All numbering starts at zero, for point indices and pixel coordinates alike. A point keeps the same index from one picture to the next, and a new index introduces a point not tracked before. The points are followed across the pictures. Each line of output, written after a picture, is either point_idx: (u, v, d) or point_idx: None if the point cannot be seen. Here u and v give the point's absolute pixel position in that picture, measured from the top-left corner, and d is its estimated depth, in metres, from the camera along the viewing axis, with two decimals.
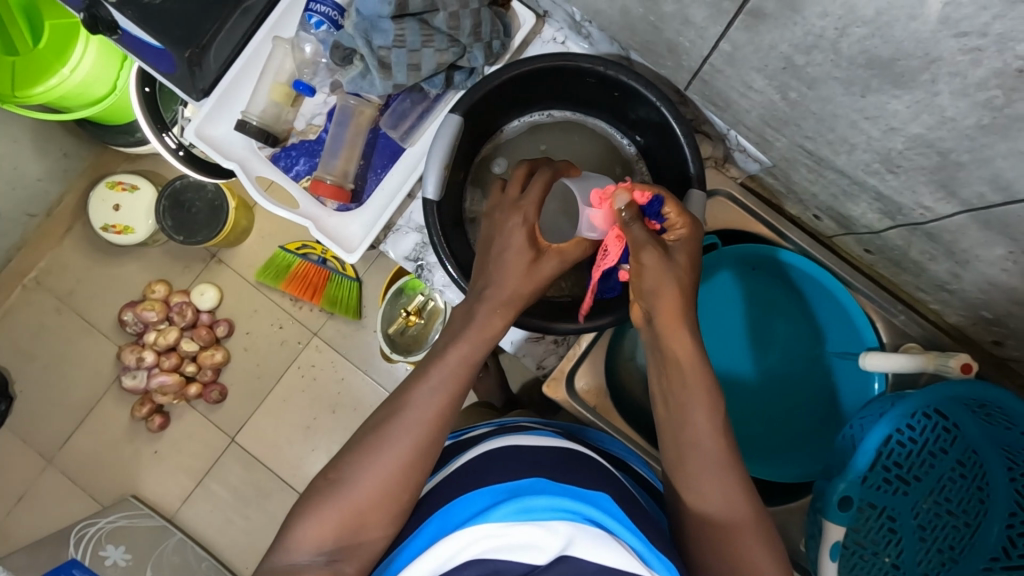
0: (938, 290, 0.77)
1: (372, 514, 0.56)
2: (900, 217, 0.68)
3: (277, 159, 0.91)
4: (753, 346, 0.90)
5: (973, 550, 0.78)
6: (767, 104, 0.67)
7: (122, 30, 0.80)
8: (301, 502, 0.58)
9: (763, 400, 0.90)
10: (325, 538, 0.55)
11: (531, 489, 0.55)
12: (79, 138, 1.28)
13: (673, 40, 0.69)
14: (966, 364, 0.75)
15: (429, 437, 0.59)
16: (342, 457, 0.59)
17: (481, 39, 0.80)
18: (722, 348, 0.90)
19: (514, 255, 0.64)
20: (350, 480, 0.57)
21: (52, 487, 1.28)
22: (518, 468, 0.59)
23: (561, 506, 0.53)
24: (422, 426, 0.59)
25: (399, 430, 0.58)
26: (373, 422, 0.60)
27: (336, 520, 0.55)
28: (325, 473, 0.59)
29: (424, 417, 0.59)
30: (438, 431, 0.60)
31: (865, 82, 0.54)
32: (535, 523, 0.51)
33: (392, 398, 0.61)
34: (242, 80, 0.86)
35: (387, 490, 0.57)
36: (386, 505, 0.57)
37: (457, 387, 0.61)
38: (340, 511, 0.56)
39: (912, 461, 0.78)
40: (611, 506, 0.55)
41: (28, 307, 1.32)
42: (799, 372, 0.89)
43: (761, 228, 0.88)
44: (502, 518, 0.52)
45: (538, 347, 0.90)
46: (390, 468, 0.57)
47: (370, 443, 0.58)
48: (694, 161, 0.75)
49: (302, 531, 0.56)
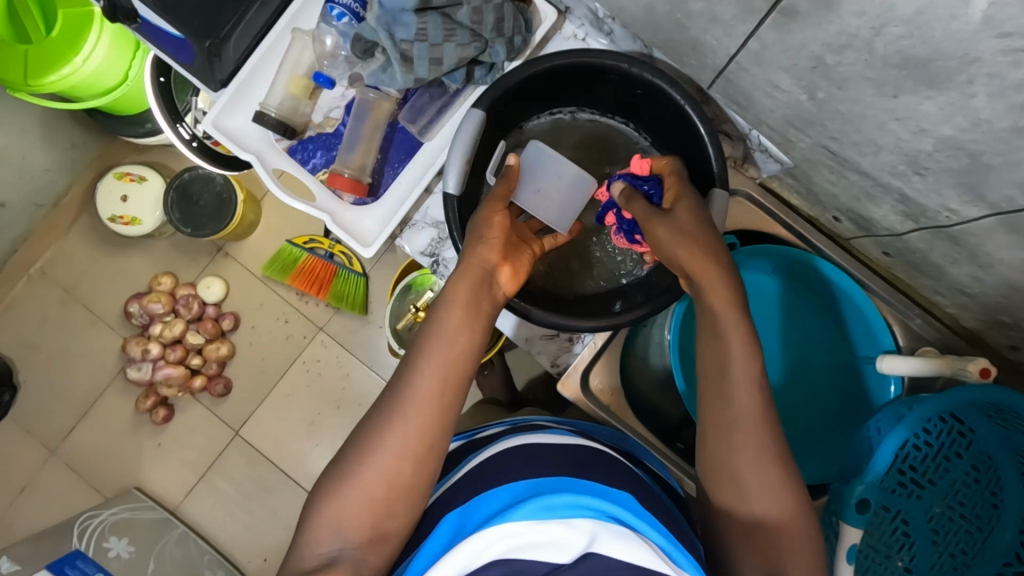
0: (957, 294, 0.77)
1: (385, 499, 0.56)
2: (923, 219, 0.68)
3: (294, 152, 0.90)
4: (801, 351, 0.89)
5: (983, 557, 0.77)
6: (793, 104, 0.67)
7: (142, 18, 0.79)
8: (315, 492, 0.58)
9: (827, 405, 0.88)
10: (341, 524, 0.55)
11: (552, 488, 0.55)
12: (87, 128, 1.27)
13: (698, 38, 0.68)
14: (985, 369, 0.74)
15: (428, 413, 0.59)
16: (348, 449, 0.59)
17: (503, 34, 0.79)
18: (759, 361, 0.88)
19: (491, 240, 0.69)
20: (357, 467, 0.57)
21: (54, 479, 1.28)
22: (537, 466, 0.59)
23: (582, 505, 0.53)
24: (420, 402, 0.59)
25: (403, 421, 0.58)
26: (374, 414, 0.60)
27: (351, 507, 0.55)
28: (333, 464, 0.59)
29: (423, 394, 0.59)
30: (444, 407, 0.60)
31: (899, 82, 0.53)
32: (559, 522, 0.51)
33: (394, 384, 0.61)
34: (259, 73, 0.85)
35: (394, 471, 0.57)
36: (398, 489, 0.57)
37: (454, 387, 0.61)
38: (352, 497, 0.56)
39: (928, 465, 0.79)
40: (628, 503, 0.55)
41: (32, 298, 1.31)
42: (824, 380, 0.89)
43: (780, 229, 0.87)
44: (525, 517, 0.51)
45: (552, 343, 0.88)
46: (395, 451, 0.57)
47: (374, 428, 0.58)
48: (717, 161, 0.74)
49: (318, 521, 0.56)
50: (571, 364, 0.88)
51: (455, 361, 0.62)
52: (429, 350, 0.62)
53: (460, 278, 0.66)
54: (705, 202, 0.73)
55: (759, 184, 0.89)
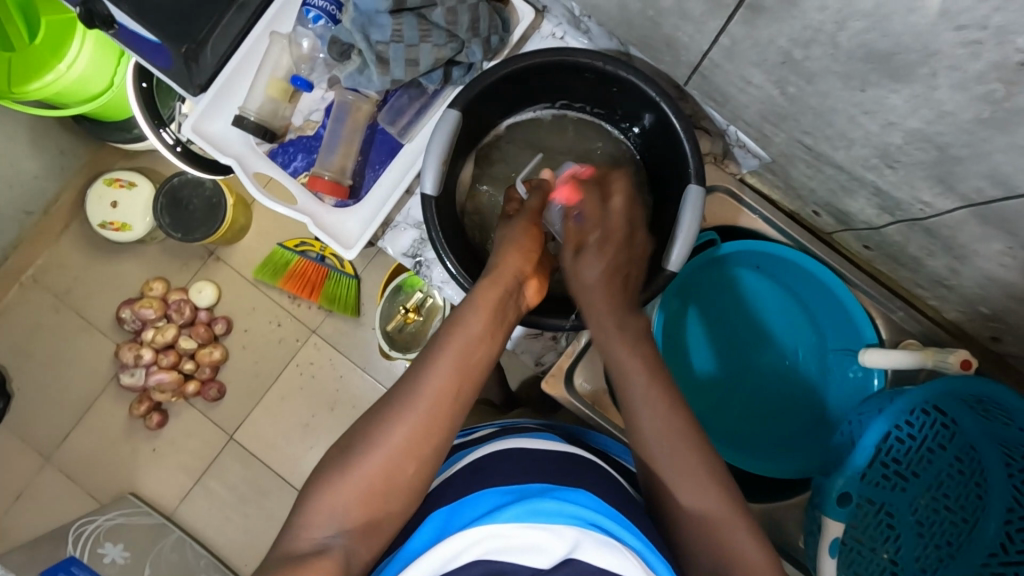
0: (936, 286, 0.77)
1: (383, 492, 0.56)
2: (898, 213, 0.68)
3: (275, 155, 0.91)
4: (762, 354, 0.91)
5: (970, 547, 0.78)
6: (766, 100, 0.67)
7: (119, 23, 0.79)
8: (312, 479, 0.58)
9: (784, 409, 0.90)
10: (337, 513, 0.55)
11: (540, 492, 0.54)
12: (75, 135, 1.27)
13: (671, 35, 0.69)
14: (965, 360, 0.74)
15: (441, 416, 0.59)
16: (353, 437, 0.59)
17: (479, 35, 0.79)
18: (707, 356, 0.91)
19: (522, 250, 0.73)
20: (358, 457, 0.57)
21: (50, 486, 1.28)
22: (527, 471, 0.59)
23: (569, 510, 0.52)
24: (437, 404, 0.59)
25: (408, 417, 0.58)
26: (377, 409, 0.60)
27: (350, 496, 0.55)
28: (335, 450, 0.59)
29: (439, 396, 0.59)
30: (457, 411, 0.60)
31: (864, 76, 0.54)
32: (541, 528, 0.51)
33: (403, 381, 0.61)
34: (237, 78, 0.86)
35: (396, 468, 0.57)
36: (397, 486, 0.57)
37: (465, 388, 0.61)
38: (351, 487, 0.56)
39: (910, 458, 0.79)
40: (613, 510, 0.55)
41: (26, 306, 1.32)
42: (780, 384, 0.90)
43: (760, 225, 0.88)
44: (512, 519, 0.51)
45: (537, 343, 0.89)
46: (398, 447, 0.57)
47: (381, 420, 0.58)
48: (693, 157, 0.74)
49: (313, 507, 0.55)
50: (555, 364, 0.88)
51: (464, 361, 0.62)
52: (443, 347, 0.62)
53: (491, 285, 0.68)
54: (681, 199, 0.74)
55: (739, 179, 0.89)
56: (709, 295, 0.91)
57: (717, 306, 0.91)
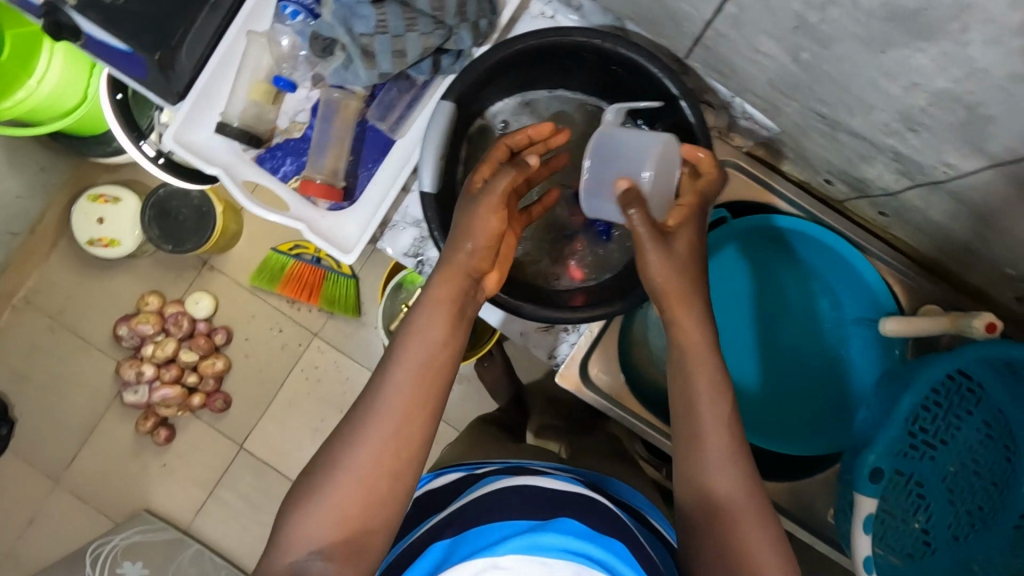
0: (960, 250, 0.75)
1: (361, 514, 0.54)
2: (920, 176, 0.65)
3: (263, 160, 0.87)
4: (785, 335, 0.87)
5: (1004, 510, 0.76)
6: (777, 68, 0.64)
7: (87, 34, 0.75)
8: (287, 503, 0.56)
9: (814, 388, 0.87)
10: (312, 538, 0.53)
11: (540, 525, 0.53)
12: (54, 151, 1.23)
13: (673, 7, 0.65)
14: (990, 323, 0.71)
15: (407, 429, 0.57)
16: (324, 456, 0.57)
17: (467, 19, 0.76)
18: (737, 343, 0.87)
19: (486, 224, 0.63)
20: (330, 479, 0.55)
21: (61, 508, 1.26)
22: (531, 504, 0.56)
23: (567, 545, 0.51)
24: (401, 417, 0.57)
25: (374, 434, 0.56)
26: (346, 426, 0.58)
27: (324, 520, 0.54)
28: (306, 472, 0.57)
29: (398, 408, 0.57)
30: (422, 421, 0.58)
31: (887, 37, 0.50)
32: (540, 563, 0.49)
33: (365, 395, 0.59)
34: (218, 80, 0.82)
35: (369, 488, 0.55)
36: (372, 505, 0.55)
37: (426, 396, 0.59)
38: (325, 513, 0.54)
39: (937, 425, 0.77)
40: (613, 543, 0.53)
41: (20, 329, 1.29)
42: (809, 360, 0.87)
43: (771, 198, 0.85)
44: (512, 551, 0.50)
45: (547, 336, 0.85)
46: (368, 465, 0.55)
47: (347, 438, 0.57)
48: (701, 132, 0.70)
49: (288, 534, 0.54)
50: (568, 354, 0.85)
51: (421, 369, 0.59)
52: (399, 356, 0.60)
53: (444, 282, 0.63)
54: None
55: (746, 151, 0.86)
56: (727, 277, 0.87)
57: (737, 290, 0.87)
